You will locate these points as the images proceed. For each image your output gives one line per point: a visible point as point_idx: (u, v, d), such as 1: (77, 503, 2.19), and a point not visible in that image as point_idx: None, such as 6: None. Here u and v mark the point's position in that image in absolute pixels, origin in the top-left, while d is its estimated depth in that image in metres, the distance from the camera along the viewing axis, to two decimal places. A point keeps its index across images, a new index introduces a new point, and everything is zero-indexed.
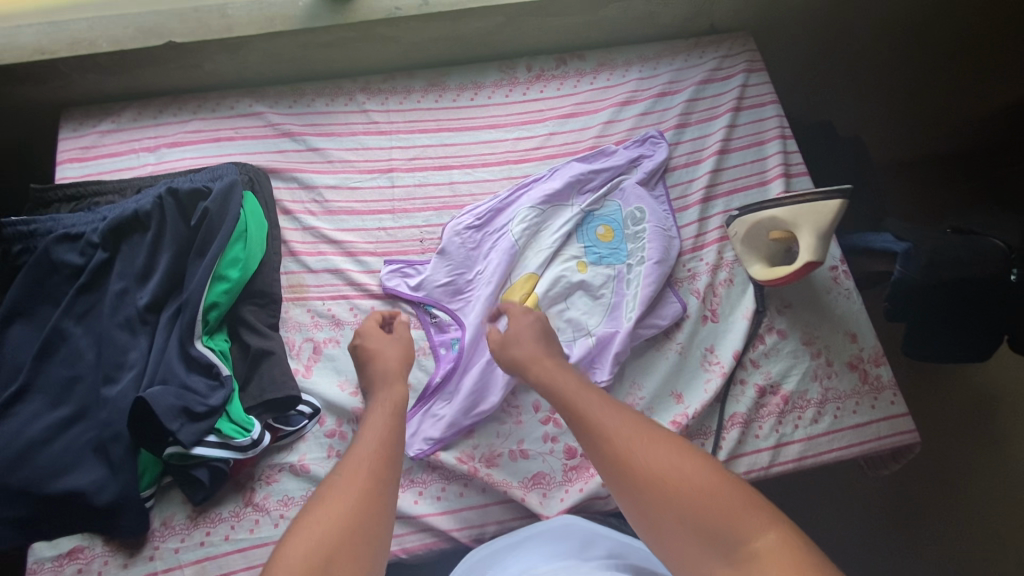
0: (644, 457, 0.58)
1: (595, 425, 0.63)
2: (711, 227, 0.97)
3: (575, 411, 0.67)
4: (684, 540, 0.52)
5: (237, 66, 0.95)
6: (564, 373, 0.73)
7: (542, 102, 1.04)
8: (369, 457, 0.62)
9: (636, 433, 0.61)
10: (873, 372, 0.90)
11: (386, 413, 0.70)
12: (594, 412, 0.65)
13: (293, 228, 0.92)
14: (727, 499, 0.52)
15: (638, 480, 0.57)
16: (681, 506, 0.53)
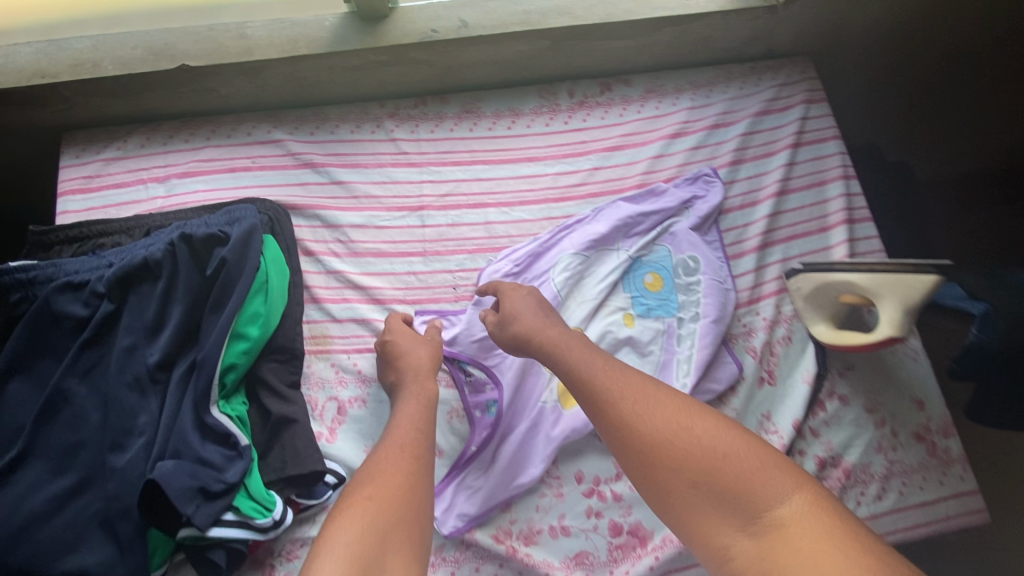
0: (653, 424, 0.58)
1: (601, 393, 0.63)
2: (768, 277, 0.89)
3: (580, 377, 0.66)
4: (699, 504, 0.53)
5: (255, 89, 0.86)
6: (566, 335, 0.72)
7: (586, 132, 0.95)
8: (401, 455, 0.63)
9: (642, 398, 0.61)
10: (941, 445, 0.83)
11: (418, 406, 0.70)
12: (599, 378, 0.64)
13: (316, 272, 0.84)
14: (740, 461, 0.53)
15: (650, 448, 0.57)
16: (694, 469, 0.54)
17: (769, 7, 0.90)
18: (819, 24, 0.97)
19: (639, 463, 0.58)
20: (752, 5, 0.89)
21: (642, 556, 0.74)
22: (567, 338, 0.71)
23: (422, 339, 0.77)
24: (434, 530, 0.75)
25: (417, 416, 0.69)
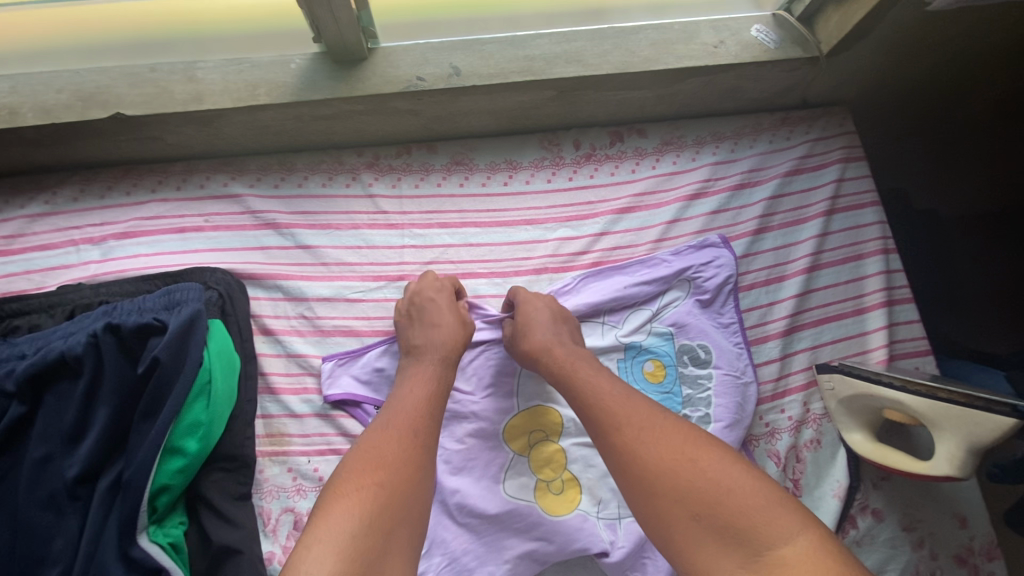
0: (655, 449, 0.51)
1: (603, 412, 0.56)
2: (795, 367, 0.78)
3: (584, 396, 0.59)
4: (700, 538, 0.45)
5: (209, 138, 0.74)
6: (572, 352, 0.65)
7: (593, 190, 0.83)
8: (388, 454, 0.52)
9: (649, 419, 0.54)
10: (985, 569, 0.73)
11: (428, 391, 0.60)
12: (604, 395, 0.58)
13: (274, 355, 0.72)
14: (750, 495, 0.45)
15: (648, 472, 0.50)
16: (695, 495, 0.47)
17: (809, 59, 0.78)
18: (861, 76, 0.86)
19: (637, 492, 0.50)
20: (789, 56, 0.78)
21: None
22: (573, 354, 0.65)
23: (448, 308, 0.69)
24: None
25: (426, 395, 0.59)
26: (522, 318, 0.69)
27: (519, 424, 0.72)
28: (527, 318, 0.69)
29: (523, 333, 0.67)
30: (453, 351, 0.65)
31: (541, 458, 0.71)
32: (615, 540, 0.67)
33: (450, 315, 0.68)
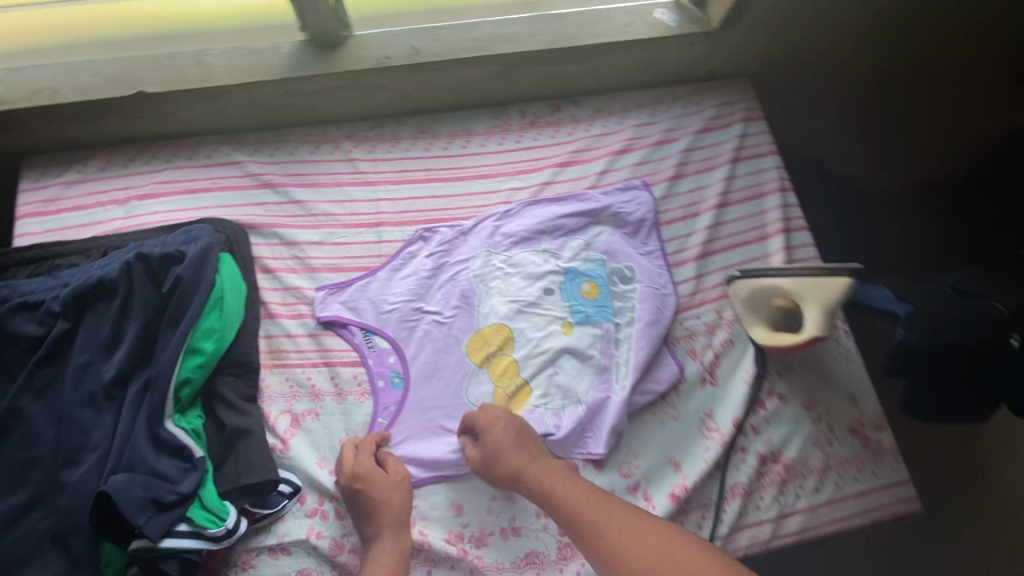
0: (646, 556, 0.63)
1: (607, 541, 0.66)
2: (709, 284, 0.94)
3: (571, 512, 0.69)
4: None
5: (215, 114, 0.90)
6: (550, 467, 0.74)
7: (537, 150, 1.00)
8: None
9: (632, 536, 0.65)
10: (873, 438, 0.88)
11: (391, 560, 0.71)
12: (593, 516, 0.68)
13: (273, 288, 0.86)
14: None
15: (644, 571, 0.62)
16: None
17: (703, 33, 0.97)
18: (754, 49, 1.05)
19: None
20: (686, 32, 0.96)
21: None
22: (548, 468, 0.74)
23: (393, 483, 0.76)
24: None
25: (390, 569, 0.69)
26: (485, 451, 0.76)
27: (480, 341, 0.87)
28: (490, 453, 0.75)
29: (505, 464, 0.74)
30: (400, 519, 0.74)
31: (499, 369, 0.86)
32: (559, 425, 0.83)
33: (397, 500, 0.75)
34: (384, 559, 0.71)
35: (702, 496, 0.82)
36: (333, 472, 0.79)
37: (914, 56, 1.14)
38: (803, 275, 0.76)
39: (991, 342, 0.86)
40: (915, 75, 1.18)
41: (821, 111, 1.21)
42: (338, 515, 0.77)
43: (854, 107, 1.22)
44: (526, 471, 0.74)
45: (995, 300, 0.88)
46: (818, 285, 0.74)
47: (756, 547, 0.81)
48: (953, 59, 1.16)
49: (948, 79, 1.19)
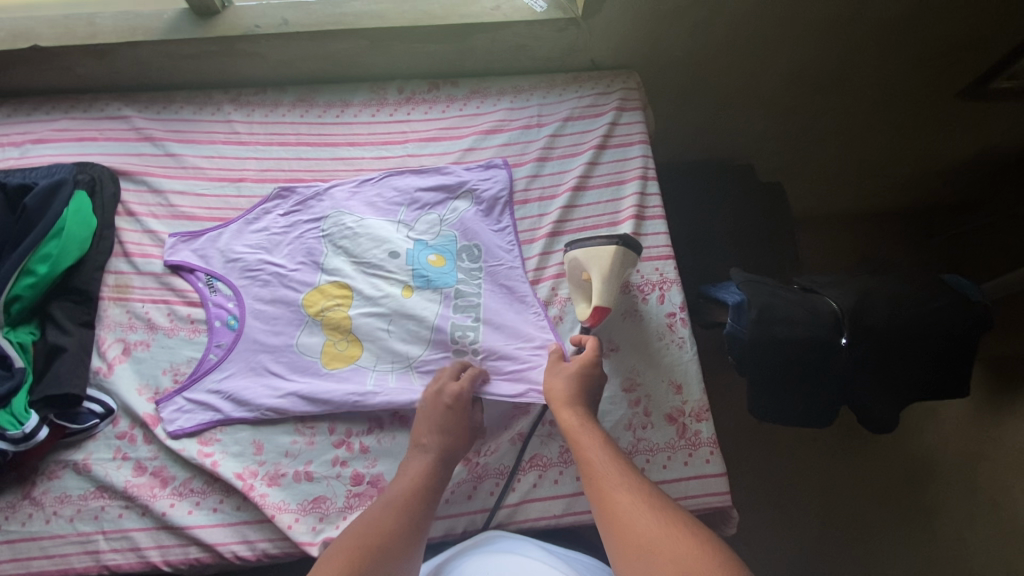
0: (645, 524, 0.59)
1: (600, 485, 0.66)
2: (552, 262, 0.95)
3: (597, 471, 0.67)
4: None
5: (109, 71, 1.00)
6: (591, 431, 0.73)
7: (407, 124, 1.04)
8: (387, 509, 0.68)
9: (638, 509, 0.61)
10: (692, 428, 0.86)
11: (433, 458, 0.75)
12: (611, 481, 0.65)
13: (131, 229, 0.93)
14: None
15: (637, 541, 0.58)
16: (669, 568, 0.53)
17: (569, 19, 0.99)
18: (635, 41, 1.07)
19: (620, 550, 0.59)
20: (551, 17, 0.99)
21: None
22: (590, 431, 0.73)
23: (451, 402, 0.79)
24: (187, 464, 0.81)
25: (425, 469, 0.73)
26: (569, 387, 0.78)
27: (317, 295, 0.90)
28: (561, 391, 0.78)
29: (566, 408, 0.76)
30: (445, 442, 0.76)
31: (331, 322, 0.88)
32: (381, 386, 0.84)
33: (456, 419, 0.78)
34: (413, 466, 0.74)
35: (500, 464, 0.83)
36: (150, 399, 0.83)
37: (819, 55, 1.16)
38: (584, 242, 0.77)
39: (821, 341, 0.83)
40: (814, 77, 1.23)
41: (736, 115, 1.30)
42: (145, 440, 0.82)
43: (792, 111, 1.32)
44: (575, 428, 0.73)
45: (829, 297, 0.86)
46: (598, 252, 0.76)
47: (546, 521, 0.80)
48: (853, 59, 1.19)
49: (846, 74, 1.23)
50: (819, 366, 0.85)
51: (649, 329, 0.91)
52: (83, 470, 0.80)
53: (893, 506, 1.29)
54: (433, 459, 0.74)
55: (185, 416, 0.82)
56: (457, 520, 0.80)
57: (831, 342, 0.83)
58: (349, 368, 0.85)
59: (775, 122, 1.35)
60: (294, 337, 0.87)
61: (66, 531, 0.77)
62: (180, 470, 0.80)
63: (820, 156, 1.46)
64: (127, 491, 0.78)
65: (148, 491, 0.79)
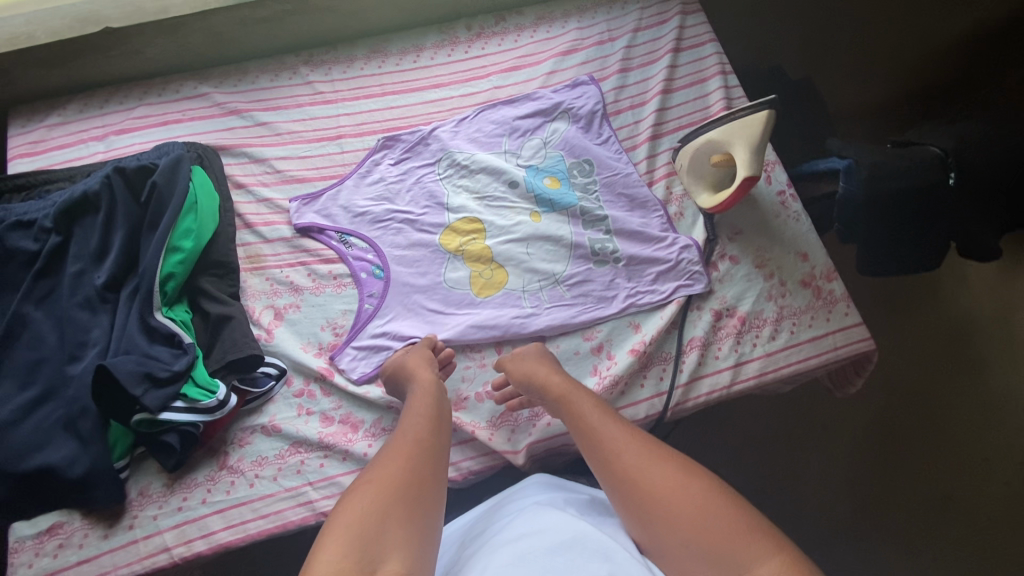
0: (651, 482, 0.59)
1: (595, 442, 0.66)
2: (660, 163, 0.99)
3: (590, 431, 0.67)
4: (692, 559, 0.54)
5: (179, 49, 0.97)
6: (578, 394, 0.72)
7: (484, 58, 1.05)
8: (398, 458, 0.60)
9: (641, 464, 0.61)
10: (826, 287, 0.91)
11: (429, 408, 0.69)
12: (609, 442, 0.65)
13: (247, 201, 0.92)
14: (718, 533, 0.53)
15: (644, 495, 0.59)
16: (677, 530, 0.55)
17: None
18: None
19: (626, 504, 0.60)
20: None
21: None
22: (576, 394, 0.72)
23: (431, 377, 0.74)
24: (373, 405, 0.82)
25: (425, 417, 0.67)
26: (524, 368, 0.78)
27: (452, 234, 0.92)
28: (531, 369, 0.77)
29: (553, 380, 0.75)
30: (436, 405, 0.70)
31: (473, 255, 0.91)
32: (537, 306, 0.88)
33: (435, 387, 0.72)
34: (421, 397, 0.71)
35: (662, 352, 0.88)
36: (318, 354, 0.84)
37: None
38: (724, 122, 0.82)
39: (931, 185, 0.90)
40: None
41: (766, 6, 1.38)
42: (323, 393, 0.83)
43: None
44: (562, 395, 0.73)
45: (930, 144, 0.93)
46: (740, 125, 0.80)
47: (718, 393, 0.86)
48: None
49: None
50: (932, 209, 0.92)
51: (764, 209, 0.96)
52: (272, 431, 0.80)
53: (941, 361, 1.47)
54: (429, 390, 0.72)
55: (363, 362, 0.83)
56: (637, 407, 0.85)
57: (942, 182, 0.90)
58: (502, 294, 0.89)
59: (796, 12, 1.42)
60: (442, 277, 0.89)
61: (273, 490, 0.78)
62: (366, 413, 0.82)
63: (842, 47, 1.50)
64: (325, 441, 0.79)
65: (343, 437, 0.80)
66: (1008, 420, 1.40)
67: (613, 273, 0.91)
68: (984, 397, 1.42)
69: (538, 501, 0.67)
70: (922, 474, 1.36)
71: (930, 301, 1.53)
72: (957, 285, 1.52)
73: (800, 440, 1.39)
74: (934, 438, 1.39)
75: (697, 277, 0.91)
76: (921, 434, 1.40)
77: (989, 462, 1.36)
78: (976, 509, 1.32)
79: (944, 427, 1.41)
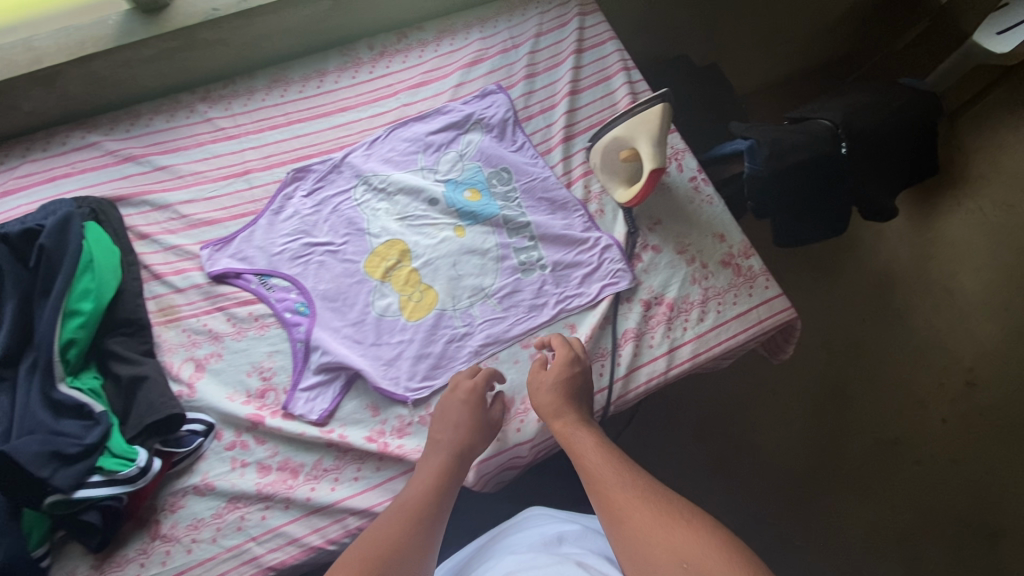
0: (644, 517, 0.61)
1: (596, 482, 0.67)
2: (576, 163, 1.01)
3: (594, 472, 0.69)
4: None
5: (61, 98, 0.92)
6: (582, 432, 0.74)
7: (390, 76, 1.04)
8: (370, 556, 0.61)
9: (634, 501, 0.63)
10: (745, 265, 0.95)
11: (423, 486, 0.70)
12: (607, 479, 0.67)
13: (152, 251, 0.87)
14: (710, 557, 0.54)
15: (641, 530, 0.60)
16: (672, 552, 0.56)
17: None
18: None
19: (622, 539, 0.61)
20: None
21: (508, 420, 0.83)
22: (580, 431, 0.74)
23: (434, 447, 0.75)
24: (312, 446, 0.79)
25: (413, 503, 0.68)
26: (554, 397, 0.78)
27: (376, 259, 0.90)
28: (549, 401, 0.78)
29: (554, 419, 0.77)
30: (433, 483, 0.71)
31: (400, 279, 0.89)
32: (470, 324, 0.88)
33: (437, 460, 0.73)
34: (416, 485, 0.71)
35: (599, 348, 0.89)
36: (246, 402, 0.80)
37: None
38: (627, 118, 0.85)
39: (827, 156, 0.95)
40: None
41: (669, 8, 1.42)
42: (257, 441, 0.79)
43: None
44: (566, 432, 0.75)
45: (821, 118, 0.98)
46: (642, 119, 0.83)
47: (656, 380, 0.87)
48: None
49: None
50: (832, 179, 0.97)
51: (679, 197, 0.99)
52: (206, 491, 0.76)
53: (875, 316, 1.56)
54: (446, 460, 0.73)
55: (302, 401, 0.81)
56: None
57: (834, 152, 0.96)
58: (434, 315, 0.87)
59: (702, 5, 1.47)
60: (372, 306, 0.87)
61: (214, 552, 0.74)
62: (305, 456, 0.79)
63: (742, 31, 1.57)
64: (263, 492, 0.76)
65: (283, 485, 0.77)
66: (934, 358, 1.50)
67: (541, 280, 0.92)
68: (913, 341, 1.52)
69: (529, 542, 0.70)
70: (871, 424, 1.45)
71: (851, 257, 1.62)
72: (878, 241, 1.63)
73: (750, 410, 1.46)
74: (880, 388, 1.48)
75: (621, 274, 0.93)
76: (866, 385, 1.49)
77: (924, 402, 1.46)
78: (917, 446, 1.42)
79: (887, 374, 1.50)
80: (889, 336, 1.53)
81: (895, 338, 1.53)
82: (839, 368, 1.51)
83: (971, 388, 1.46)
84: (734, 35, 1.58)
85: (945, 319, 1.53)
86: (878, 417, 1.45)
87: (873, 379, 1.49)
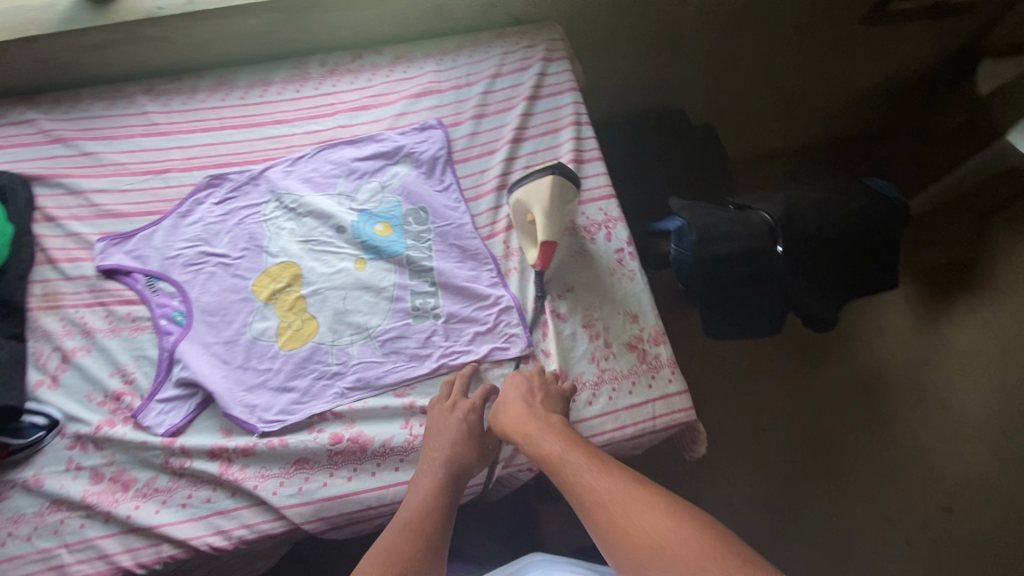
0: (631, 521, 0.59)
1: (574, 486, 0.65)
2: (504, 215, 0.96)
3: (571, 473, 0.67)
4: None
5: (6, 72, 0.95)
6: (554, 433, 0.72)
7: (334, 96, 1.03)
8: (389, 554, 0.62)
9: (622, 498, 0.61)
10: (652, 351, 0.88)
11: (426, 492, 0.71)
12: (585, 477, 0.65)
13: (54, 235, 0.89)
14: (700, 553, 0.53)
15: (630, 535, 0.58)
16: (667, 552, 0.54)
17: None
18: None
19: (614, 540, 0.59)
20: None
21: (362, 461, 0.79)
22: (547, 433, 0.72)
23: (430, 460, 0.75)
24: (150, 462, 0.78)
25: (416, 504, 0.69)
26: (520, 409, 0.76)
27: (267, 279, 0.88)
28: (522, 411, 0.76)
29: (524, 422, 0.74)
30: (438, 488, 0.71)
31: (285, 304, 0.87)
32: (344, 363, 0.84)
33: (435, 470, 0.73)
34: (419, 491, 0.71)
35: None
36: (100, 404, 0.81)
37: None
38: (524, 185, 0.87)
39: (761, 252, 0.88)
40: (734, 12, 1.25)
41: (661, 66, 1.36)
42: (98, 446, 0.78)
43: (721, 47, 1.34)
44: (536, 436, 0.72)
45: (761, 210, 0.91)
46: (535, 190, 0.86)
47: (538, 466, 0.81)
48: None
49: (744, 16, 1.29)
50: (767, 277, 0.89)
51: (599, 266, 0.94)
52: (34, 487, 0.76)
53: (852, 414, 1.41)
54: (442, 476, 0.73)
55: (154, 411, 0.79)
56: None
57: (768, 250, 0.88)
58: (309, 348, 0.84)
59: (704, 65, 1.39)
60: (250, 328, 0.85)
61: (24, 551, 0.73)
62: (141, 471, 0.77)
63: (745, 96, 1.50)
64: (87, 501, 0.75)
65: (109, 497, 0.75)
66: (911, 473, 1.34)
67: (432, 329, 0.87)
68: (889, 450, 1.37)
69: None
70: (823, 528, 1.31)
71: (833, 348, 1.48)
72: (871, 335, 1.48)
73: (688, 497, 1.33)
74: (841, 496, 1.34)
75: (515, 339, 0.87)
76: (825, 490, 1.34)
77: (892, 518, 1.31)
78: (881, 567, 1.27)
79: (851, 484, 1.35)
80: (864, 441, 1.38)
81: (869, 445, 1.38)
82: (800, 467, 1.36)
83: (946, 515, 1.30)
84: (734, 98, 1.50)
85: (931, 432, 1.37)
86: (831, 531, 1.30)
87: (835, 487, 1.34)
